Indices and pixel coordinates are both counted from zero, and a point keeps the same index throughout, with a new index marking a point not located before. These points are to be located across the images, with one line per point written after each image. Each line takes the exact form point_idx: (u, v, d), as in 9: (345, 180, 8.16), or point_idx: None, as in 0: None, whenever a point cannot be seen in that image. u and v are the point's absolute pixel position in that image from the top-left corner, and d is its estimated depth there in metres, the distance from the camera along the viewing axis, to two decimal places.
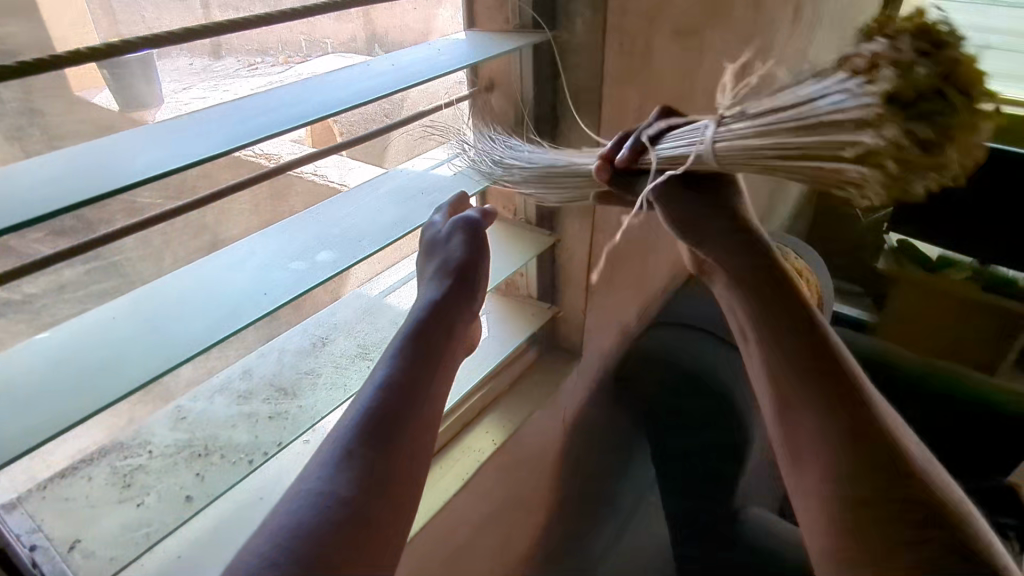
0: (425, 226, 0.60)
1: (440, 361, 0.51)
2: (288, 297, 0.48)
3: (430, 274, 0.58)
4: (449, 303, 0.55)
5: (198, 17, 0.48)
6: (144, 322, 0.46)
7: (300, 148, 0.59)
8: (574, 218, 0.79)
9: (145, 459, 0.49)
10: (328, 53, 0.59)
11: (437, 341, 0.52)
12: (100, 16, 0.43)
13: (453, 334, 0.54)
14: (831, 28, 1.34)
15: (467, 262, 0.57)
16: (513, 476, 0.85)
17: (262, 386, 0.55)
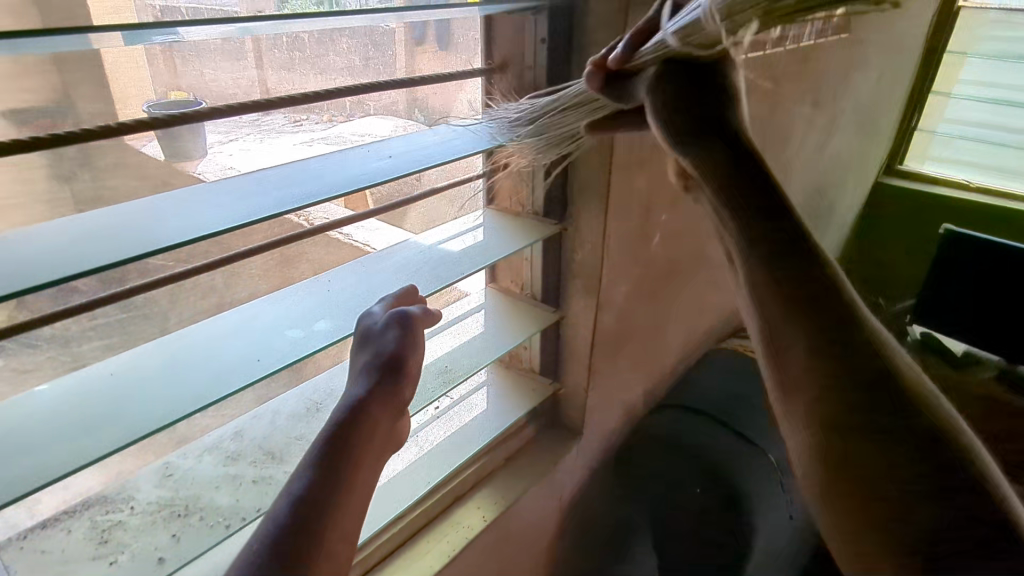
0: (362, 316, 0.52)
1: (370, 452, 0.43)
2: (283, 364, 0.50)
3: (359, 364, 0.49)
4: (378, 395, 0.47)
5: (252, 77, 0.52)
6: (149, 378, 0.47)
7: (333, 212, 0.62)
8: (579, 296, 0.80)
9: (125, 515, 0.49)
10: (369, 114, 0.62)
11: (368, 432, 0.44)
12: (163, 70, 0.47)
13: (381, 426, 0.45)
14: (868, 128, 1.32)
15: (396, 359, 0.49)
16: (504, 554, 0.82)
17: (252, 450, 0.55)
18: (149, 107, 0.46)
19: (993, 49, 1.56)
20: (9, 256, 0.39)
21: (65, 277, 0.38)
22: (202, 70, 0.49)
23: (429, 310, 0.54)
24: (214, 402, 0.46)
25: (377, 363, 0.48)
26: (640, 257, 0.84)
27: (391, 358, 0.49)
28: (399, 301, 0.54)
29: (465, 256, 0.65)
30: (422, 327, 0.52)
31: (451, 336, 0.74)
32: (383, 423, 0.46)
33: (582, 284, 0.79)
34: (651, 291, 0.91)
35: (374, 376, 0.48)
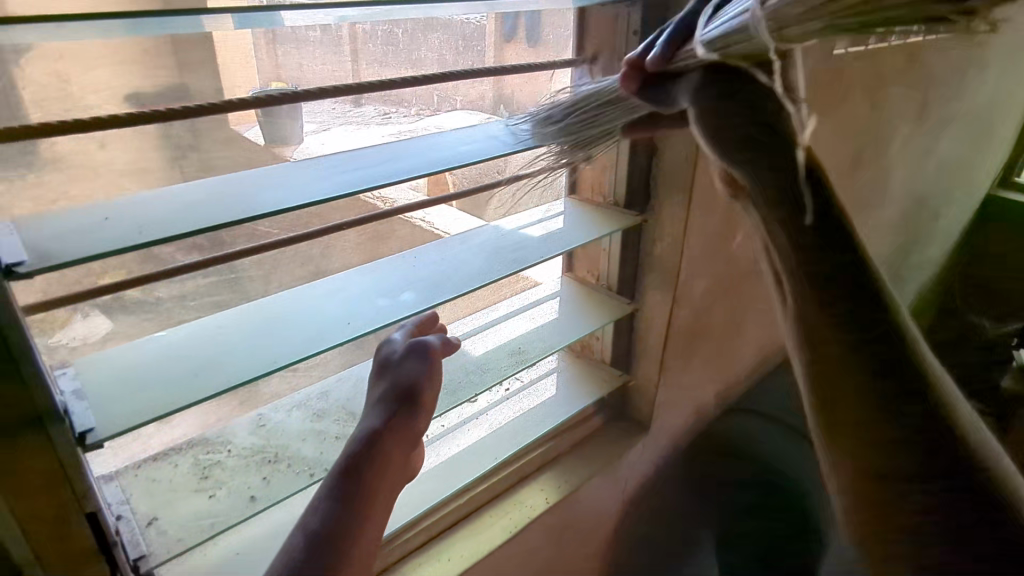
0: (384, 342, 0.56)
1: (382, 476, 0.48)
2: (370, 328, 0.53)
3: (377, 392, 0.52)
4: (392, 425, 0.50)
5: (348, 69, 0.55)
6: (252, 334, 0.51)
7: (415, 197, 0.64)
8: (655, 289, 0.80)
9: (223, 456, 0.54)
10: (456, 109, 0.64)
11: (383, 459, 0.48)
12: (265, 58, 0.50)
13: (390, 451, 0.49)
14: None
15: (411, 386, 0.52)
16: (566, 539, 0.83)
17: (336, 409, 0.59)
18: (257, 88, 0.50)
19: None
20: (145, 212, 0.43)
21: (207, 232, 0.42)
22: (301, 62, 0.52)
23: (449, 339, 0.56)
24: (311, 355, 0.50)
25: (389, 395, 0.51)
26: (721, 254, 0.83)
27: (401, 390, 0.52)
28: (419, 328, 0.57)
29: (546, 242, 0.67)
30: (441, 356, 0.55)
31: (525, 320, 0.76)
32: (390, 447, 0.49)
33: (658, 277, 0.79)
34: None
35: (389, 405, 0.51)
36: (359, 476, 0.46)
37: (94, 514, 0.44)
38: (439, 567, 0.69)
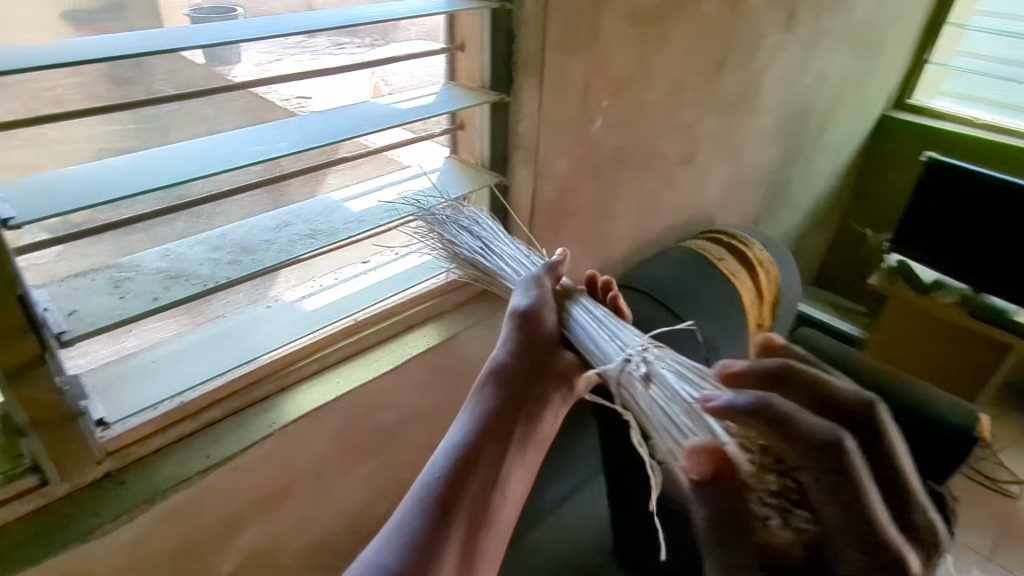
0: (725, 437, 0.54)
1: (501, 453, 0.67)
2: (246, 163, 0.65)
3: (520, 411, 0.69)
4: (509, 359, 0.69)
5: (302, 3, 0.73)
6: (160, 161, 0.63)
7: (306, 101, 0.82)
8: (523, 164, 0.93)
9: (134, 274, 0.66)
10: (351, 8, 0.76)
11: (510, 386, 0.69)
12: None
13: (530, 406, 0.71)
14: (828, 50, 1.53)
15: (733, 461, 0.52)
16: (449, 380, 0.99)
17: (230, 244, 0.72)
18: (189, 9, 0.65)
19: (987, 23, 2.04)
20: (59, 45, 0.54)
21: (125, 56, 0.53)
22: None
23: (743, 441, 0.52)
24: (204, 176, 0.62)
25: (514, 335, 0.70)
26: (582, 135, 0.97)
27: (550, 342, 0.72)
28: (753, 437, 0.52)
29: (413, 111, 0.80)
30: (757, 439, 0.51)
31: (406, 185, 0.89)
32: (550, 399, 0.72)
33: (524, 155, 0.92)
34: (594, 173, 1.04)
35: (520, 317, 0.71)
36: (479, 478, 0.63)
37: (25, 297, 0.56)
38: (329, 388, 0.83)
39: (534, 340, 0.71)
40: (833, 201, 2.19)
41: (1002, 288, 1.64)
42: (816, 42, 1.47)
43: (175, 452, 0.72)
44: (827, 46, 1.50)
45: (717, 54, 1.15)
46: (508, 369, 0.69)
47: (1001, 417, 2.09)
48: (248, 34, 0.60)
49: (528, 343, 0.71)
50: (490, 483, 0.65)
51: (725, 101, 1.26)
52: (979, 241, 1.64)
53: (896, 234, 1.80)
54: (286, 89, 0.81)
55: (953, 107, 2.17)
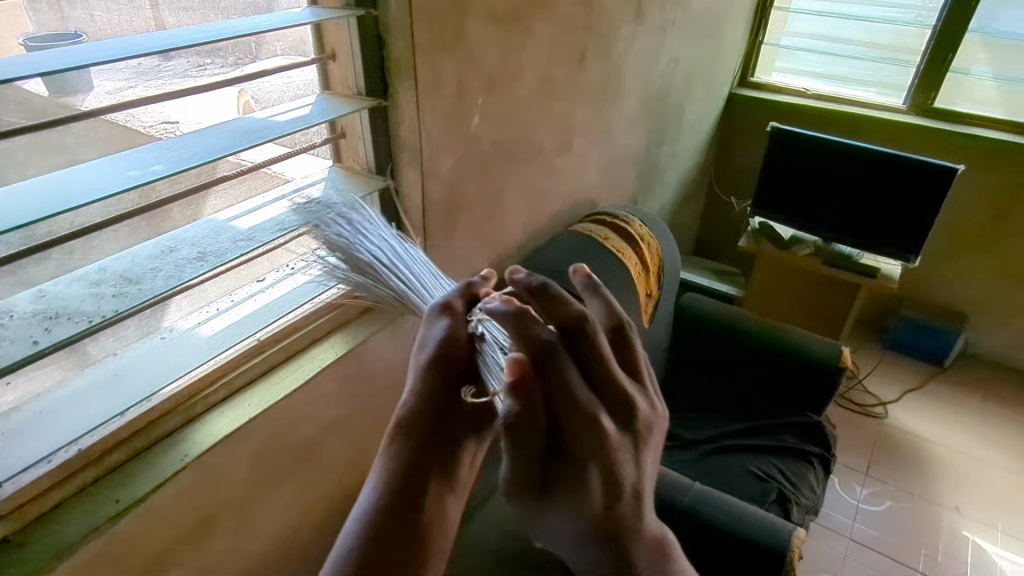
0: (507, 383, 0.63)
1: (418, 516, 0.54)
2: (121, 189, 0.62)
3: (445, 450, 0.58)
4: (422, 398, 0.59)
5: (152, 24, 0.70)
6: (20, 198, 0.60)
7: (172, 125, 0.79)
8: (408, 166, 0.95)
9: (7, 319, 0.61)
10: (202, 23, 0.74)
11: (424, 430, 0.58)
12: (54, 18, 0.62)
13: (449, 446, 0.59)
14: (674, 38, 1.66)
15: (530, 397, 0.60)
16: (363, 386, 0.99)
17: (112, 277, 0.69)
18: (24, 38, 0.61)
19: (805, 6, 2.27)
20: None
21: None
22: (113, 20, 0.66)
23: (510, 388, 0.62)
24: (76, 207, 0.59)
25: (424, 372, 0.60)
26: (462, 133, 1.01)
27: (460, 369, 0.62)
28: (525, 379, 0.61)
29: (290, 123, 0.80)
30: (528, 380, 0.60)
31: (293, 198, 0.88)
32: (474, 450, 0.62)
33: (408, 157, 0.94)
34: (479, 168, 1.08)
35: (432, 352, 0.61)
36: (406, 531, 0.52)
37: None
38: (240, 413, 0.81)
39: (448, 374, 0.61)
40: (698, 175, 2.38)
41: (847, 236, 1.86)
42: (664, 31, 1.59)
43: (77, 504, 0.67)
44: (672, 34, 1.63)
45: (577, 47, 1.23)
46: (422, 412, 0.58)
47: (862, 349, 2.37)
48: (100, 58, 0.58)
49: (444, 376, 0.61)
50: (416, 540, 0.53)
51: (591, 90, 1.34)
52: (823, 198, 1.86)
53: (756, 199, 1.99)
54: (146, 116, 0.77)
55: (789, 80, 2.42)
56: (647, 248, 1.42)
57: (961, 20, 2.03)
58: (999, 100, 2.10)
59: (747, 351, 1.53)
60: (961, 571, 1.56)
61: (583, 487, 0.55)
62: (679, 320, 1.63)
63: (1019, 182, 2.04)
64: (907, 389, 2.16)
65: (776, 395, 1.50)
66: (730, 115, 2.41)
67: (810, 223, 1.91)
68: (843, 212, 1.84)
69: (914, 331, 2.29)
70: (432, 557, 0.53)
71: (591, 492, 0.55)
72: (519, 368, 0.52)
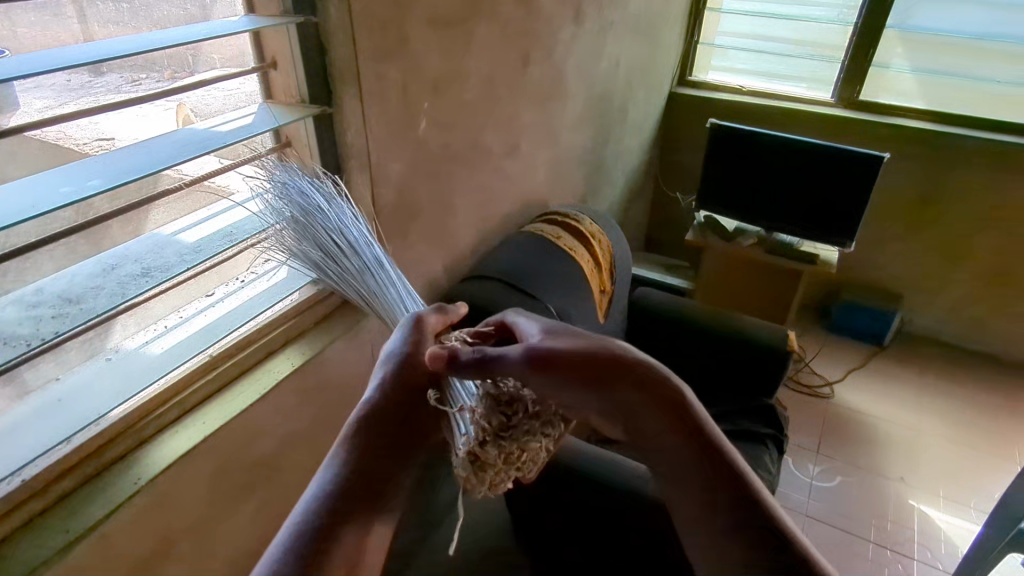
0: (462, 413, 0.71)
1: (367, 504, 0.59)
2: (56, 206, 0.60)
3: (404, 446, 0.65)
4: (384, 398, 0.66)
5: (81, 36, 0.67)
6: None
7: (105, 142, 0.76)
8: (357, 173, 0.95)
9: None
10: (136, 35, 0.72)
11: (381, 426, 0.64)
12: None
13: (402, 443, 0.65)
14: (613, 40, 1.70)
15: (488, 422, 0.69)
16: (323, 397, 0.98)
17: (51, 298, 0.66)
18: None
19: (735, 6, 2.36)
20: None
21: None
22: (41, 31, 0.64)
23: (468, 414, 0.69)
24: (7, 225, 0.57)
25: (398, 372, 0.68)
26: (410, 137, 1.01)
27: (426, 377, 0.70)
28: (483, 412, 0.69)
29: (234, 133, 0.79)
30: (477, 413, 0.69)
31: (241, 209, 0.87)
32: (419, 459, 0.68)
33: (356, 164, 0.94)
34: (429, 173, 1.08)
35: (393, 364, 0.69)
36: (350, 507, 0.58)
37: None
38: (195, 431, 0.79)
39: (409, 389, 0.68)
40: (644, 173, 2.44)
41: (786, 226, 1.94)
42: (603, 32, 1.63)
43: (24, 537, 0.65)
44: (610, 36, 1.67)
45: (520, 50, 1.24)
46: (380, 410, 0.65)
47: (808, 333, 2.47)
48: (20, 71, 0.55)
49: (412, 379, 0.68)
50: (362, 517, 0.59)
51: (535, 93, 1.36)
52: (763, 190, 1.93)
53: (699, 194, 2.05)
54: (76, 132, 0.74)
55: (725, 78, 2.51)
56: (598, 245, 1.45)
57: (878, 18, 2.15)
58: (917, 91, 2.23)
59: (700, 340, 1.58)
60: (910, 538, 1.64)
61: (721, 471, 0.67)
62: (633, 315, 1.66)
63: (941, 168, 2.17)
64: (851, 368, 2.26)
65: (727, 386, 1.55)
66: (670, 113, 2.48)
67: (752, 215, 1.99)
68: (782, 202, 1.91)
69: (855, 313, 2.40)
70: (370, 532, 0.59)
71: (722, 463, 0.68)
72: (574, 366, 0.69)
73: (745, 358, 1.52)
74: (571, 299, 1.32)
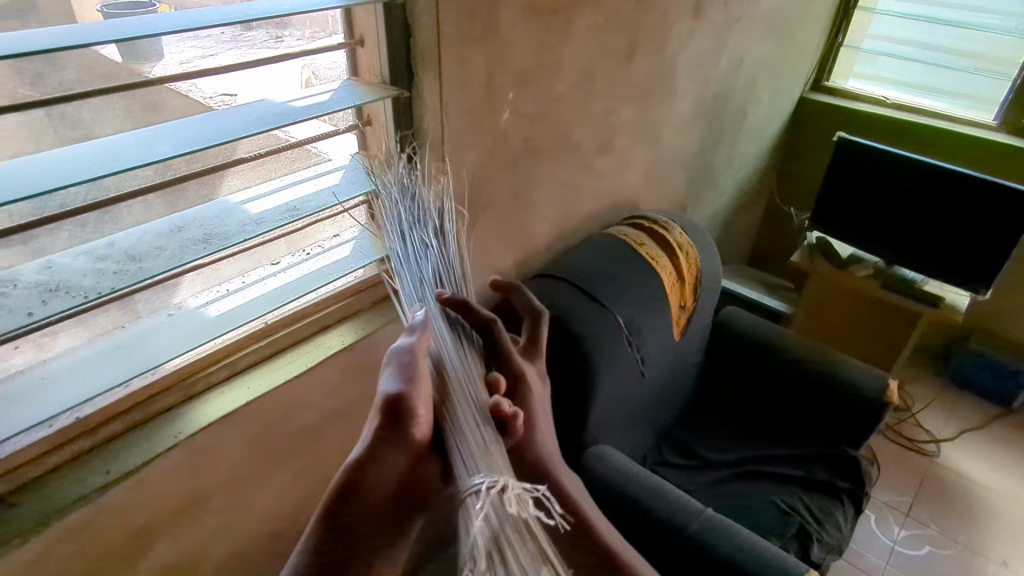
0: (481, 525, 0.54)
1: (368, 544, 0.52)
2: (121, 170, 0.62)
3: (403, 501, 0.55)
4: (375, 455, 0.53)
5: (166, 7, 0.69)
6: (29, 171, 0.61)
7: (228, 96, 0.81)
8: (429, 160, 0.93)
9: (10, 288, 0.63)
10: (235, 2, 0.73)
11: (372, 493, 0.52)
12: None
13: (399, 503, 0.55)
14: (737, 37, 1.57)
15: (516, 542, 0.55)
16: (370, 377, 0.99)
17: (117, 253, 0.70)
18: (101, 5, 0.66)
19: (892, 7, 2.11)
20: None
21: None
22: None
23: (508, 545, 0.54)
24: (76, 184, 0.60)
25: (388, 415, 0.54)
26: (490, 127, 0.98)
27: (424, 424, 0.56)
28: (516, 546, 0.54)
29: (310, 109, 0.79)
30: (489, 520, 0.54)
31: (314, 185, 0.88)
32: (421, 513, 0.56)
33: (430, 149, 0.92)
34: (507, 165, 1.04)
35: (385, 419, 0.54)
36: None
37: None
38: (240, 394, 0.82)
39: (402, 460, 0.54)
40: (758, 182, 2.26)
41: (909, 260, 1.73)
42: (726, 29, 1.50)
43: (69, 470, 0.70)
44: (734, 32, 1.54)
45: (624, 43, 1.17)
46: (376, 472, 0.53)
47: (921, 379, 2.21)
48: (104, 36, 0.57)
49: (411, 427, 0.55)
50: None
51: (637, 89, 1.28)
52: (891, 219, 1.73)
53: (813, 213, 1.88)
54: (204, 86, 0.80)
55: (867, 87, 2.26)
56: (685, 258, 1.36)
57: None
58: None
59: (784, 375, 1.46)
60: None
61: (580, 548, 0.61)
62: (714, 335, 1.55)
63: None
64: (965, 428, 2.01)
65: (812, 429, 1.42)
66: (798, 120, 2.27)
67: (872, 244, 1.79)
68: (909, 233, 1.71)
69: (982, 368, 2.13)
70: None
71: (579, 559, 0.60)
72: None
73: (837, 401, 1.38)
74: (643, 312, 1.24)
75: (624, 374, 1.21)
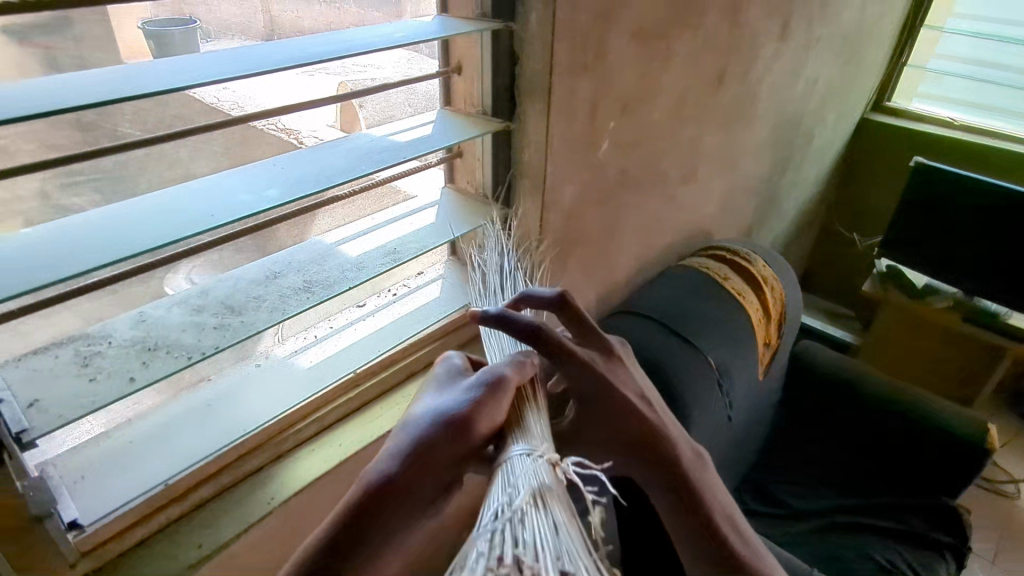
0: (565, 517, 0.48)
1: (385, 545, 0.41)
2: (232, 219, 0.56)
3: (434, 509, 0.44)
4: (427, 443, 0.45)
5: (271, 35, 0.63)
6: (132, 218, 0.55)
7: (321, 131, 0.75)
8: (527, 195, 0.87)
9: (105, 348, 0.57)
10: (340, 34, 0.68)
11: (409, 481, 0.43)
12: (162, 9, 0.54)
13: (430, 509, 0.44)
14: (814, 59, 1.50)
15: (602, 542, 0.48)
16: None
17: (214, 303, 0.63)
18: (143, 23, 0.54)
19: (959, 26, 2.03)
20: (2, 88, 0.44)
21: (80, 106, 0.44)
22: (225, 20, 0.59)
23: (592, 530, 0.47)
24: (189, 236, 0.54)
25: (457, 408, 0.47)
26: (589, 158, 0.91)
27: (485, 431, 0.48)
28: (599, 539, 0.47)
29: (415, 142, 0.73)
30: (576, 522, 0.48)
31: (408, 224, 0.82)
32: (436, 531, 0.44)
33: (529, 183, 0.86)
34: (601, 198, 0.98)
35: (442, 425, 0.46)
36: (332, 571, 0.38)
37: None
38: (333, 450, 0.75)
39: (440, 478, 0.45)
40: (816, 205, 2.18)
41: (992, 292, 1.64)
42: (806, 50, 1.43)
43: (158, 542, 0.63)
44: (812, 54, 1.47)
45: (716, 67, 1.10)
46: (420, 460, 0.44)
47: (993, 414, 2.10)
48: (233, 71, 0.52)
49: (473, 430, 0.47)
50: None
51: (723, 115, 1.21)
52: (974, 248, 1.64)
53: (883, 241, 1.79)
54: (291, 121, 0.74)
55: (931, 108, 2.18)
56: (770, 292, 1.28)
57: None
58: None
59: (871, 417, 1.36)
60: None
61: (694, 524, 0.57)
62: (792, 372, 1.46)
63: None
64: None
65: (904, 475, 1.32)
66: (858, 142, 2.19)
67: (951, 273, 1.70)
68: (993, 264, 1.62)
69: None
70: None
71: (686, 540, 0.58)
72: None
73: (933, 445, 1.28)
74: (732, 351, 1.17)
75: (714, 418, 1.13)
